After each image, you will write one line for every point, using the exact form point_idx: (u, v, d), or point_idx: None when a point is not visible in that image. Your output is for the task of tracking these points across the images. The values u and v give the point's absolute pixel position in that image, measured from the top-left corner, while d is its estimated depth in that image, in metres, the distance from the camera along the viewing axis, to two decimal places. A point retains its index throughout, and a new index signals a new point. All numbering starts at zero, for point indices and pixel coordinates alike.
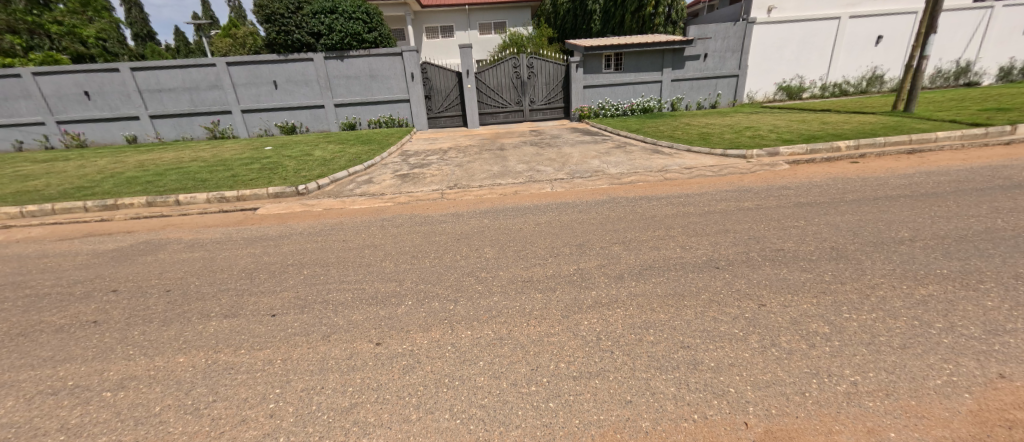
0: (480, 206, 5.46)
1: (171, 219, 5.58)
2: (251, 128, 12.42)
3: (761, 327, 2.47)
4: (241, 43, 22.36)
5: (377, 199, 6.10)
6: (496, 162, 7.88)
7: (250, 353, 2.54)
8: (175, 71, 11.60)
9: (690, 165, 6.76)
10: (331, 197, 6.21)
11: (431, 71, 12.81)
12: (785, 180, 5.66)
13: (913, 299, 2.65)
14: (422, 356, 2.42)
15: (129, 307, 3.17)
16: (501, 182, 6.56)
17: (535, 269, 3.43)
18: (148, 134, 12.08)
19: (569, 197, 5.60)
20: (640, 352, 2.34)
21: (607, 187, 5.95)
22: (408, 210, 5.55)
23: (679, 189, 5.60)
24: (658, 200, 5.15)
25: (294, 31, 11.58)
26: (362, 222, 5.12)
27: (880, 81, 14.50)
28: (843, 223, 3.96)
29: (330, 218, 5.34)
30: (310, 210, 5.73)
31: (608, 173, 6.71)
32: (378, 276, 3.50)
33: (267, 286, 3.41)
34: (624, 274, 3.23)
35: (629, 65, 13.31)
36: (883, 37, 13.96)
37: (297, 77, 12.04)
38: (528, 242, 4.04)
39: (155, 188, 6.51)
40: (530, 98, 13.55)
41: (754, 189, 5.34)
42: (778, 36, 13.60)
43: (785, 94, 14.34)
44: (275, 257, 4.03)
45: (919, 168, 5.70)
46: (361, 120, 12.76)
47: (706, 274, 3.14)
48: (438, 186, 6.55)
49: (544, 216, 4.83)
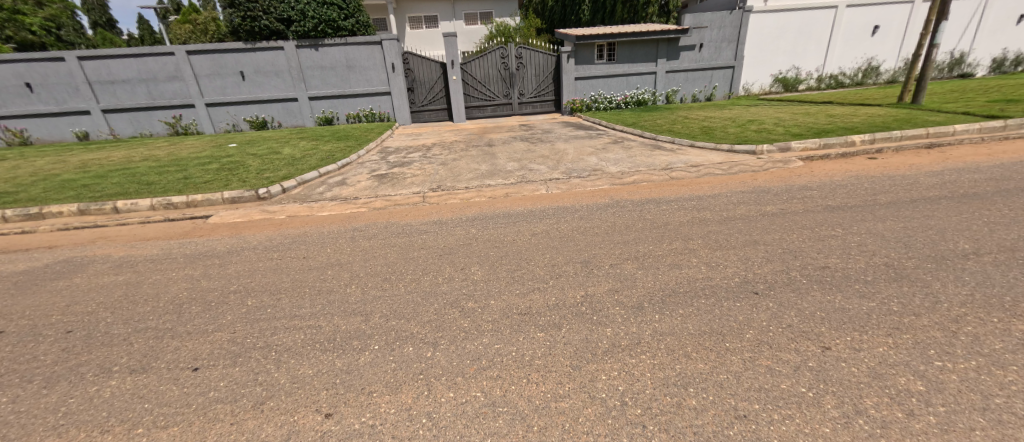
0: (466, 213, 4.79)
1: (104, 231, 4.81)
2: (217, 123, 11.48)
3: (835, 384, 1.88)
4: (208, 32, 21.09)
5: (350, 204, 5.42)
6: (484, 160, 7.20)
7: (150, 434, 1.86)
8: (129, 60, 10.61)
9: (696, 162, 6.21)
10: (297, 201, 5.49)
11: (413, 61, 11.99)
12: (802, 179, 5.16)
13: (1014, 339, 2.09)
14: (386, 436, 1.77)
15: (11, 358, 2.46)
16: (491, 183, 5.92)
17: (534, 296, 2.80)
18: (100, 130, 11.06)
19: (566, 201, 5.00)
20: (682, 427, 1.74)
21: (607, 189, 5.36)
22: (384, 217, 4.88)
23: (688, 190, 5.05)
24: (668, 204, 4.58)
25: (261, 17, 10.45)
26: (328, 233, 4.41)
27: (875, 73, 14.19)
28: (886, 231, 3.42)
29: (293, 228, 4.66)
30: (271, 218, 5.04)
31: (608, 172, 6.10)
32: (339, 308, 2.82)
33: (198, 324, 2.71)
34: (644, 304, 2.62)
35: (622, 56, 12.73)
36: (879, 27, 13.63)
37: (266, 67, 11.12)
38: (524, 258, 3.41)
39: (90, 193, 5.65)
40: (519, 90, 12.90)
41: (772, 190, 4.80)
42: (774, 25, 13.13)
43: (781, 87, 13.96)
44: (215, 282, 3.31)
45: (947, 165, 5.23)
46: (339, 114, 11.93)
47: (746, 303, 2.55)
48: (419, 188, 5.88)
49: (540, 225, 4.22)
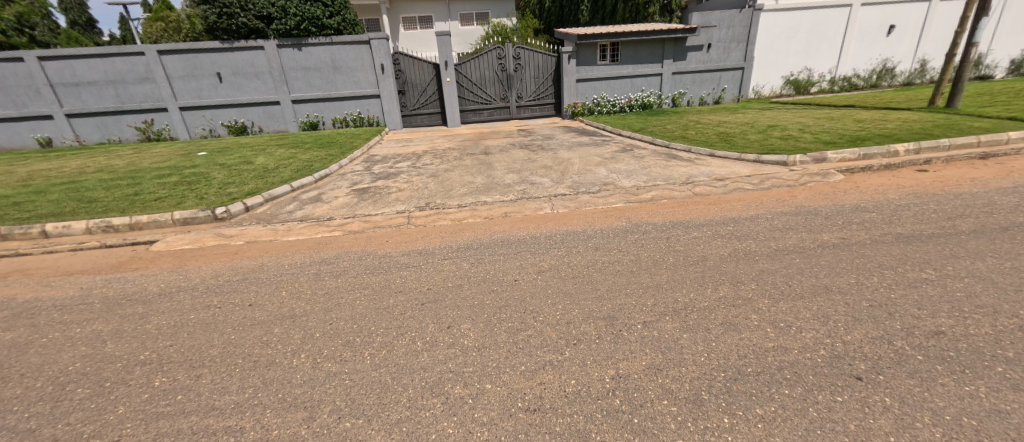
0: (457, 240, 4.02)
1: (25, 262, 4.05)
2: (192, 128, 10.67)
3: None
4: (183, 30, 20.13)
5: (322, 225, 4.65)
6: (480, 171, 6.44)
7: None
8: (95, 61, 9.82)
9: (721, 174, 5.47)
10: (260, 223, 4.71)
11: (403, 62, 11.23)
12: (851, 196, 4.42)
13: None
14: None
15: None
16: (487, 199, 5.16)
17: (546, 378, 2.04)
18: (64, 136, 10.24)
19: (576, 224, 4.25)
20: None
21: (621, 208, 4.61)
22: (360, 244, 4.11)
23: (719, 210, 4.30)
24: (699, 229, 3.83)
25: (239, 14, 9.80)
26: (289, 267, 3.64)
27: (890, 75, 13.54)
28: (994, 274, 2.67)
29: (248, 260, 3.88)
30: (227, 245, 4.27)
31: (621, 186, 5.36)
32: (276, 395, 2.04)
33: (73, 423, 1.94)
34: (702, 394, 1.86)
35: (626, 56, 12.02)
36: (895, 26, 12.98)
37: (245, 68, 10.31)
38: (529, 311, 2.64)
39: (20, 213, 4.88)
40: (517, 93, 12.16)
41: (821, 210, 4.05)
42: (785, 24, 12.45)
43: (792, 89, 13.28)
44: (125, 346, 2.54)
45: (1016, 180, 4.50)
46: (325, 118, 11.14)
47: (851, 397, 1.78)
48: (404, 205, 5.10)
49: (547, 257, 3.46)
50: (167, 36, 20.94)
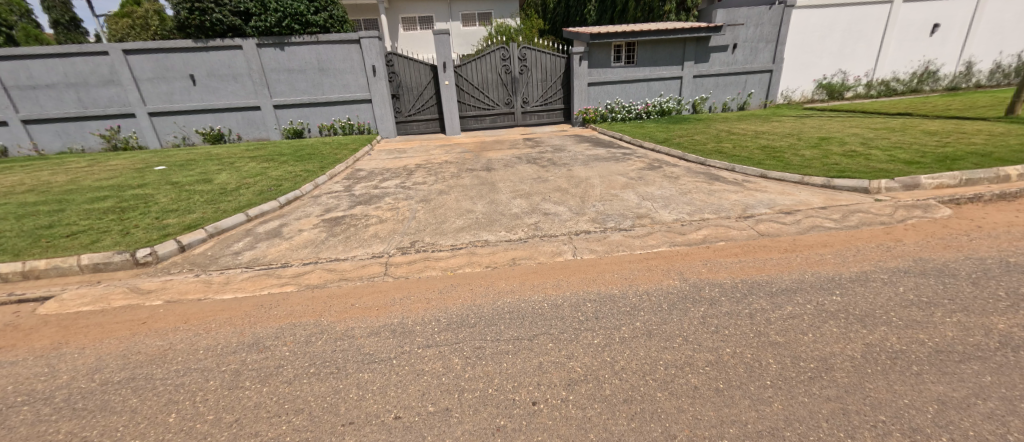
0: (449, 305, 2.91)
1: None
2: (163, 136, 9.62)
3: None
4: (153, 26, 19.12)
5: (273, 274, 3.55)
6: (481, 193, 5.33)
7: None
8: (53, 61, 8.78)
9: (784, 204, 4.34)
10: (193, 271, 3.61)
11: (398, 63, 10.15)
12: (981, 243, 3.28)
13: None
14: None
15: None
16: (490, 237, 4.05)
17: None
18: (20, 144, 9.20)
19: (610, 280, 3.13)
20: None
21: (666, 255, 3.49)
22: (317, 308, 3.01)
23: (804, 263, 3.17)
24: (790, 297, 2.70)
25: (212, 10, 8.62)
26: (203, 354, 2.53)
27: (933, 78, 12.36)
28: None
29: (151, 336, 2.77)
30: (138, 306, 3.17)
31: (658, 218, 4.24)
32: None
33: None
34: None
35: (643, 58, 10.89)
36: (940, 25, 11.78)
37: (221, 69, 9.26)
38: None
39: None
40: (523, 97, 11.05)
41: (954, 267, 2.91)
42: (819, 23, 11.28)
43: (825, 94, 12.11)
44: None
45: None
46: (310, 125, 10.07)
47: None
48: (384, 244, 4.00)
49: (577, 347, 2.33)
50: (135, 32, 19.81)
